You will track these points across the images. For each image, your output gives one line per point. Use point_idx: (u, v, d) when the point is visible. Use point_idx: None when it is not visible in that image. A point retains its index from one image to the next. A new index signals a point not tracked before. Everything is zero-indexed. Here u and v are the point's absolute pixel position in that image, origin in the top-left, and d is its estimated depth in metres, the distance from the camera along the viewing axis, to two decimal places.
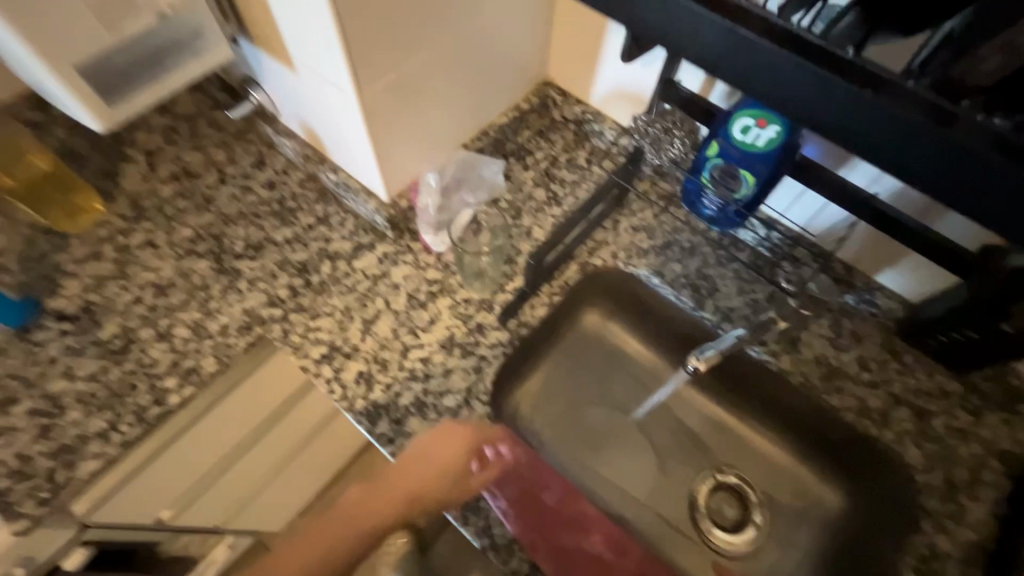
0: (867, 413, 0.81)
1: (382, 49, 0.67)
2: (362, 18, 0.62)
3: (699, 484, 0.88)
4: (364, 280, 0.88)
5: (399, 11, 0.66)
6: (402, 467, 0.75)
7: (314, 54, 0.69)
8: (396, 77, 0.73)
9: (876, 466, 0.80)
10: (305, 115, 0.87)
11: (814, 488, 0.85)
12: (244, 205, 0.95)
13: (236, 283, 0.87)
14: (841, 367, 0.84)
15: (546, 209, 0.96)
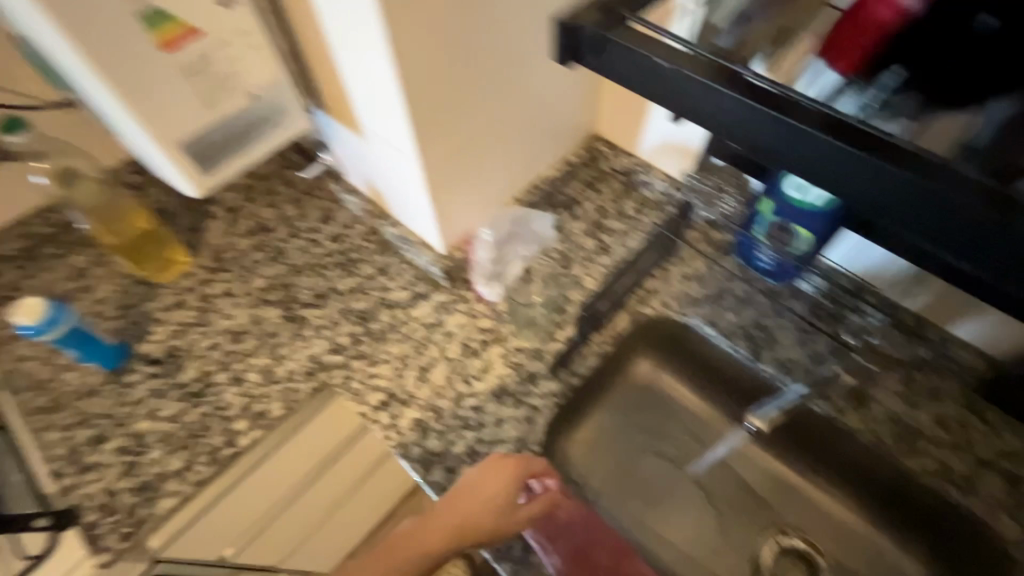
0: (945, 475, 0.76)
1: (442, 118, 0.73)
2: (425, 93, 0.68)
3: (764, 546, 0.84)
4: (420, 328, 0.92)
5: (457, 84, 0.72)
6: (450, 498, 0.75)
7: (379, 122, 0.75)
8: (454, 141, 0.79)
9: (958, 533, 0.75)
10: (369, 175, 0.95)
11: (891, 555, 0.80)
12: (311, 257, 1.02)
13: (302, 330, 0.93)
14: (914, 424, 0.80)
15: (596, 257, 0.98)
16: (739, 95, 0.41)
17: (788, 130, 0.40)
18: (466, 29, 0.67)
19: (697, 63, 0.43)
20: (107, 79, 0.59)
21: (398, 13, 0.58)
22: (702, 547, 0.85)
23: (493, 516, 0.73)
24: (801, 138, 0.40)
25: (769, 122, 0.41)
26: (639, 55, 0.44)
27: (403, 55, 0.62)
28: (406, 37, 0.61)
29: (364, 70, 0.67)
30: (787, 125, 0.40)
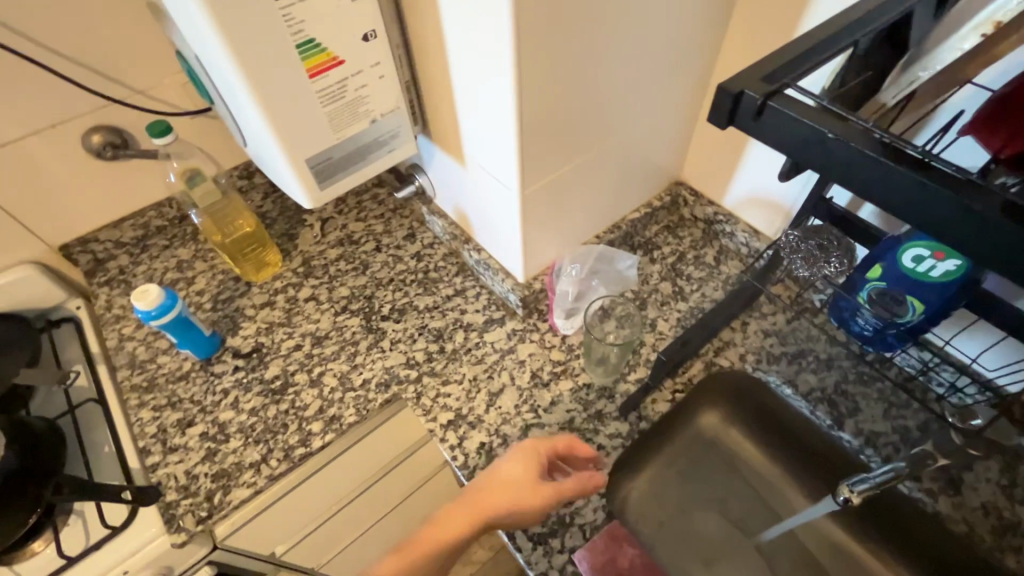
0: None
1: (546, 153, 0.77)
2: (536, 129, 0.72)
3: None
4: (492, 353, 0.94)
5: (565, 123, 0.75)
6: (490, 475, 0.71)
7: (485, 155, 0.80)
8: (552, 176, 0.82)
9: None
10: (460, 201, 0.99)
11: None
12: (394, 272, 1.07)
13: (380, 342, 0.97)
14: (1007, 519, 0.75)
15: (670, 303, 0.99)
16: (909, 171, 0.35)
17: (964, 214, 0.34)
18: (583, 74, 0.71)
19: (861, 135, 0.37)
20: (261, 94, 0.66)
21: (529, 55, 0.62)
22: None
23: (530, 490, 0.69)
24: (977, 226, 0.33)
25: (940, 202, 0.34)
26: (795, 121, 0.38)
27: (524, 92, 0.66)
28: (531, 80, 0.65)
29: (483, 107, 0.72)
30: (972, 213, 0.33)
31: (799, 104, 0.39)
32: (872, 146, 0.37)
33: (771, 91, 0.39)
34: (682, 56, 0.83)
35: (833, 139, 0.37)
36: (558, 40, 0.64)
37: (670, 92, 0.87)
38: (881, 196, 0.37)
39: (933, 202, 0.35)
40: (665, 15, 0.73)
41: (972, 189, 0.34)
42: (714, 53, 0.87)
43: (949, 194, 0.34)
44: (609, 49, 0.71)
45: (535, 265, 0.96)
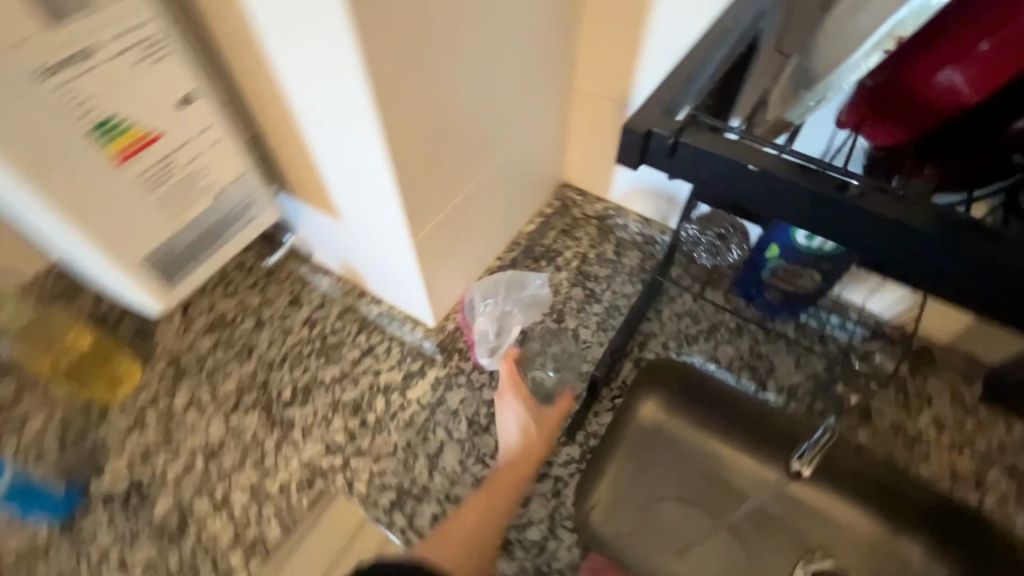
0: (947, 477, 0.81)
1: (430, 191, 0.71)
2: (414, 170, 0.66)
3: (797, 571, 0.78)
4: (422, 410, 0.86)
5: (444, 157, 0.70)
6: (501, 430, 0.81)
7: (362, 207, 0.72)
8: (441, 211, 0.76)
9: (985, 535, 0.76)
10: (344, 255, 0.89)
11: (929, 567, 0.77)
12: (287, 348, 0.94)
13: (290, 433, 0.85)
14: (914, 432, 0.84)
15: (587, 308, 0.97)
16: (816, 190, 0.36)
17: (879, 226, 0.35)
18: (452, 101, 0.66)
19: (768, 156, 0.37)
20: (53, 194, 0.52)
21: (390, 94, 0.56)
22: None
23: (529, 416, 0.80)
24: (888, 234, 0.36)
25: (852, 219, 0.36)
26: (709, 154, 0.38)
27: (393, 135, 0.59)
28: (396, 121, 0.58)
29: (350, 158, 0.64)
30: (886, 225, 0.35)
31: (707, 137, 0.38)
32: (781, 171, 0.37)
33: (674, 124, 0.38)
34: (542, 67, 0.81)
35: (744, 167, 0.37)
36: (417, 71, 0.58)
37: (539, 100, 0.85)
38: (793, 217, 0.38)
39: (852, 218, 0.36)
40: (520, 27, 0.71)
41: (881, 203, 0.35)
42: (571, 61, 0.87)
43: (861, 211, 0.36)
44: (471, 71, 0.66)
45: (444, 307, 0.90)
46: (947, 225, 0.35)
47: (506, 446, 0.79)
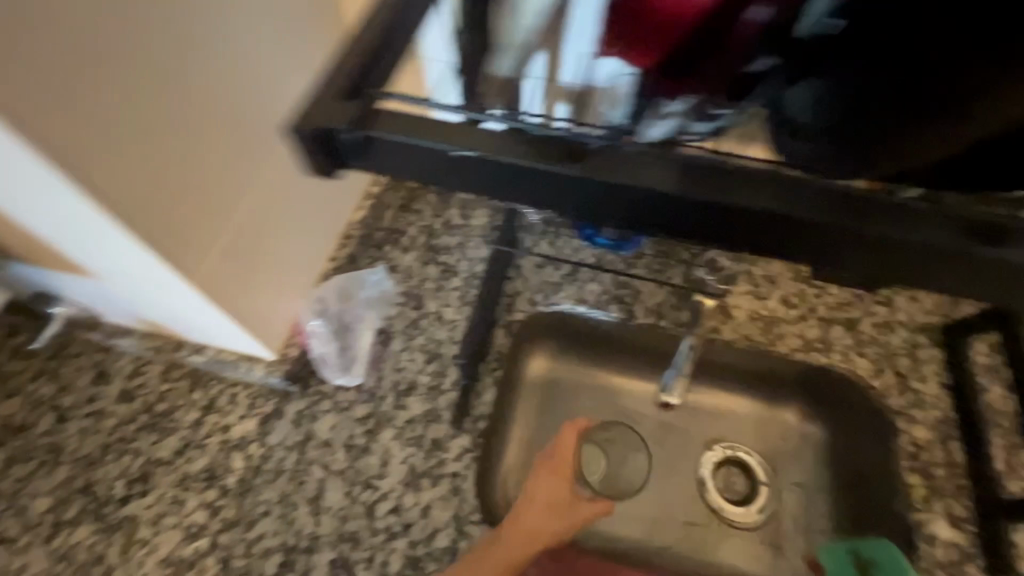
0: (812, 345, 0.86)
1: (185, 217, 0.58)
2: (131, 188, 0.51)
3: (703, 463, 0.84)
4: (289, 454, 0.76)
5: (194, 175, 0.57)
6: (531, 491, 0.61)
7: (109, 260, 0.59)
8: (211, 234, 0.61)
9: (844, 389, 0.82)
10: (132, 311, 0.74)
11: (803, 425, 0.85)
12: (106, 435, 0.77)
13: (136, 533, 0.71)
14: (773, 314, 0.88)
15: (445, 285, 0.89)
16: (561, 169, 0.38)
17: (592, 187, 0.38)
18: (162, 98, 0.51)
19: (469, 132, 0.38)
20: None
21: (48, 122, 0.43)
22: (652, 534, 0.82)
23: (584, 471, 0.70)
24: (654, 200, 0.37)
25: (610, 187, 0.37)
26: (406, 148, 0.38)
27: (82, 169, 0.46)
28: (80, 154, 0.46)
29: (53, 210, 0.51)
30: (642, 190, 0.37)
31: (406, 125, 0.39)
32: (535, 157, 0.37)
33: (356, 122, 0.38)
34: (297, 35, 0.68)
35: (471, 154, 0.38)
36: (78, 61, 0.44)
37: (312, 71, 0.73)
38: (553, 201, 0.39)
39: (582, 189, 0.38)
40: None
41: (633, 167, 0.37)
42: (339, 26, 0.77)
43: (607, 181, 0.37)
44: (184, 55, 0.53)
45: (276, 334, 0.79)
46: (699, 180, 0.37)
47: (534, 478, 0.61)
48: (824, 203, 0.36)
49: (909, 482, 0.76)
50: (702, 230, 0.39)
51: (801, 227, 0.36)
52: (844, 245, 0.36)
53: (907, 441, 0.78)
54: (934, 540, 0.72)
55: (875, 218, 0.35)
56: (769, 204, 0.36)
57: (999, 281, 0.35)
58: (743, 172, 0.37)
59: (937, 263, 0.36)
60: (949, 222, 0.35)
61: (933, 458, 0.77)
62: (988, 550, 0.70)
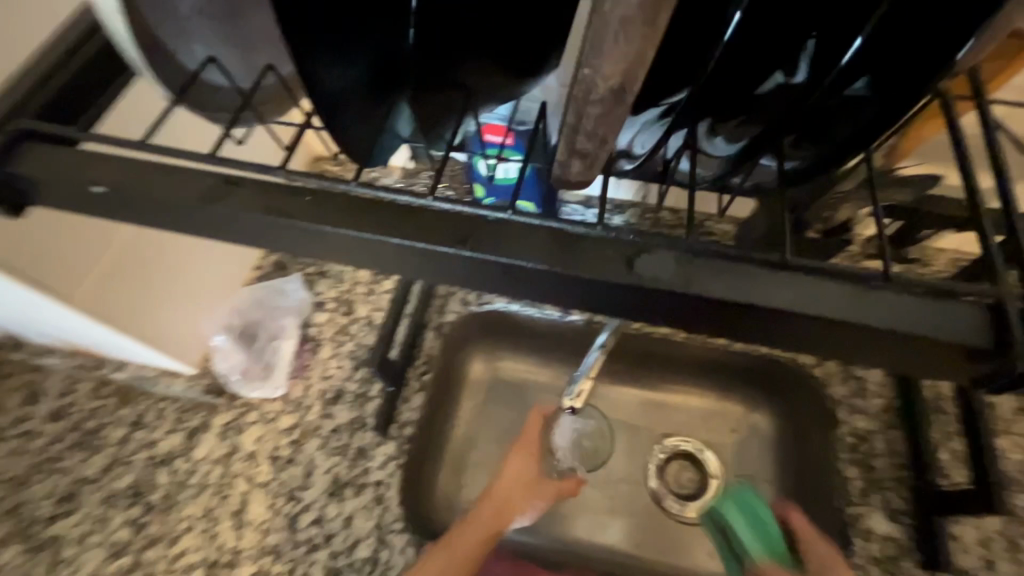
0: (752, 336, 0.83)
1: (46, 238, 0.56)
2: None
3: (652, 455, 0.80)
4: (213, 467, 0.75)
5: None
6: (498, 487, 0.64)
7: None
8: (85, 259, 0.60)
9: (783, 380, 0.79)
10: (43, 332, 0.73)
11: (751, 421, 0.82)
12: (34, 455, 0.77)
13: (61, 552, 0.71)
14: None
15: (376, 288, 0.87)
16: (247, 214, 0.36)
17: (285, 232, 0.37)
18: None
19: (90, 161, 0.38)
20: None
21: None
22: (595, 536, 0.77)
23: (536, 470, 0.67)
24: (396, 248, 0.36)
25: (349, 238, 0.36)
26: (40, 173, 0.38)
27: None
28: None
29: None
30: (399, 245, 0.36)
31: (41, 154, 0.39)
32: (270, 208, 0.37)
33: (112, 180, 0.37)
34: None
35: (217, 205, 0.37)
36: None
37: None
38: (300, 250, 0.38)
39: (265, 226, 0.37)
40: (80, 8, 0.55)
41: (372, 212, 0.37)
42: None
43: (341, 229, 0.36)
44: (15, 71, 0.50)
45: (189, 351, 0.78)
46: (431, 228, 0.37)
47: (508, 462, 0.66)
48: (553, 250, 0.36)
49: (848, 475, 0.73)
50: (390, 262, 0.37)
51: (539, 272, 0.36)
52: (580, 290, 0.36)
53: (847, 432, 0.75)
54: (870, 535, 0.69)
55: (601, 259, 0.36)
56: (502, 250, 0.36)
57: (736, 318, 0.35)
58: (475, 220, 0.37)
59: (672, 301, 0.35)
60: (678, 260, 0.36)
61: (873, 449, 0.74)
62: (924, 545, 0.67)
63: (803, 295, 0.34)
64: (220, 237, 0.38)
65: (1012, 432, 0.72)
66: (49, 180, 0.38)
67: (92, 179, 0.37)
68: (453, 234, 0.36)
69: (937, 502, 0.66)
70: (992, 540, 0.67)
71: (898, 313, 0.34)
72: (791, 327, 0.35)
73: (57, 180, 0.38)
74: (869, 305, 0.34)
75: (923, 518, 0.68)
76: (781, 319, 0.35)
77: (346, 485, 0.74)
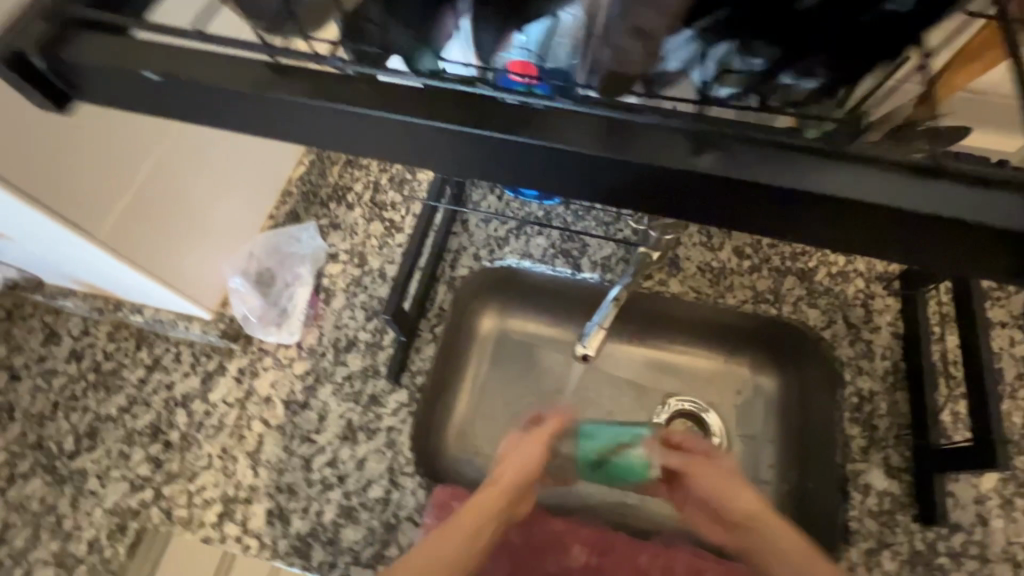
0: (764, 296, 0.83)
1: (70, 176, 0.56)
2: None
3: (659, 413, 0.82)
4: (230, 409, 0.77)
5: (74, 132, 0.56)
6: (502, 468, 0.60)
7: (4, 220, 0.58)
8: (104, 190, 0.60)
9: (791, 332, 0.80)
10: (62, 271, 0.75)
11: (756, 380, 0.83)
12: (55, 394, 0.79)
13: (84, 486, 0.73)
14: (731, 267, 0.85)
15: (389, 242, 0.86)
16: (302, 100, 0.36)
17: (341, 118, 0.36)
18: None
19: (150, 54, 0.37)
20: None
21: None
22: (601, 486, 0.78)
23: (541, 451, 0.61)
24: (450, 136, 0.36)
25: (401, 125, 0.36)
26: (100, 69, 0.37)
27: None
28: None
29: None
30: (452, 132, 0.36)
31: (104, 48, 0.37)
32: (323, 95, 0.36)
33: (160, 67, 0.36)
34: None
35: (278, 94, 0.36)
36: None
37: None
38: (352, 143, 0.38)
39: (325, 113, 0.36)
40: None
41: (424, 100, 0.36)
42: None
43: (392, 114, 0.36)
44: None
45: (207, 294, 0.79)
46: (487, 114, 0.36)
47: (509, 448, 0.62)
48: (612, 139, 0.35)
49: (850, 433, 0.74)
50: (443, 152, 0.37)
51: (593, 163, 0.36)
52: (638, 183, 0.36)
53: (851, 392, 0.76)
54: (868, 490, 0.71)
55: (653, 149, 0.35)
56: (564, 138, 0.35)
57: (803, 212, 0.35)
58: (527, 108, 0.36)
59: (725, 194, 0.35)
60: (722, 144, 0.35)
61: (876, 410, 0.75)
62: (921, 501, 0.69)
63: (867, 187, 0.33)
64: (289, 129, 0.38)
65: (1015, 396, 0.73)
66: (118, 69, 0.37)
67: (151, 70, 0.36)
68: (508, 122, 0.36)
69: (937, 461, 0.68)
70: (988, 497, 0.69)
71: (964, 205, 0.33)
72: (839, 221, 0.35)
73: (128, 73, 0.37)
74: (934, 197, 0.33)
75: (923, 475, 0.69)
76: (834, 209, 0.34)
77: (359, 429, 0.76)
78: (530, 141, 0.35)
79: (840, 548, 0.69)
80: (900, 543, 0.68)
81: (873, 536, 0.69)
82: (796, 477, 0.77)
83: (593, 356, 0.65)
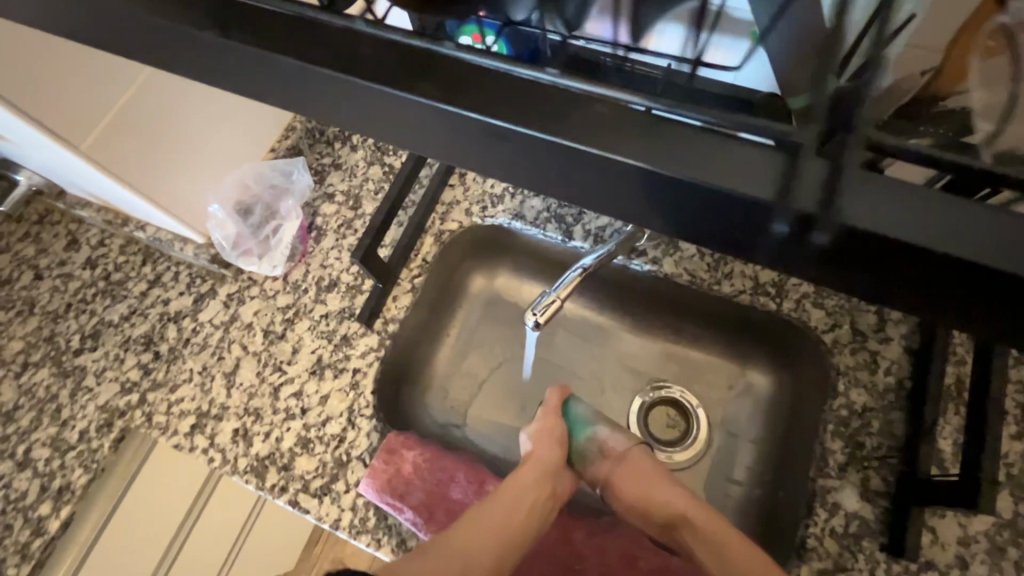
0: (766, 288, 0.75)
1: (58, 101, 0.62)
2: None
3: (640, 396, 0.84)
4: (214, 330, 0.81)
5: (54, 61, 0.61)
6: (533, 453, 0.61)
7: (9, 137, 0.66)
8: (77, 106, 0.63)
9: (758, 323, 0.77)
10: (75, 183, 0.80)
11: (748, 374, 0.81)
12: (69, 296, 0.86)
13: (83, 381, 0.80)
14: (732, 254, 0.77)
15: (383, 188, 0.85)
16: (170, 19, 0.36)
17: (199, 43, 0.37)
18: None
19: None
20: None
21: None
22: None
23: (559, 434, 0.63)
24: (357, 88, 0.35)
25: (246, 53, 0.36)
26: None
27: None
28: None
29: None
30: (290, 64, 0.35)
31: None
32: (251, 33, 0.35)
33: None
34: None
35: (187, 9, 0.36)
36: None
37: None
38: (279, 94, 0.38)
39: (190, 35, 0.36)
40: None
41: (355, 50, 0.35)
42: None
43: (294, 58, 0.35)
44: None
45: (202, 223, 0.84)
46: (408, 71, 0.34)
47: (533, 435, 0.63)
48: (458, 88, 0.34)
49: (831, 447, 0.68)
50: (286, 87, 0.37)
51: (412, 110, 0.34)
52: (522, 159, 0.34)
53: (841, 405, 0.69)
54: (836, 509, 0.65)
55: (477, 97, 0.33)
56: (494, 109, 0.33)
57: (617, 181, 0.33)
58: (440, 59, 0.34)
59: (565, 164, 0.33)
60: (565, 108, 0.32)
61: (867, 427, 0.68)
62: (893, 530, 0.63)
63: (727, 162, 0.31)
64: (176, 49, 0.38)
65: None
66: None
67: None
68: (383, 71, 0.34)
69: (919, 491, 0.61)
70: (974, 540, 0.62)
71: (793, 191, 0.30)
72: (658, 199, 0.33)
73: None
74: (750, 171, 0.31)
75: (901, 504, 0.63)
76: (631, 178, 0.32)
77: (327, 367, 0.77)
78: (399, 94, 0.34)
79: (791, 562, 0.65)
80: (859, 570, 0.63)
81: (831, 557, 0.64)
82: (769, 483, 0.74)
83: (542, 324, 0.64)
